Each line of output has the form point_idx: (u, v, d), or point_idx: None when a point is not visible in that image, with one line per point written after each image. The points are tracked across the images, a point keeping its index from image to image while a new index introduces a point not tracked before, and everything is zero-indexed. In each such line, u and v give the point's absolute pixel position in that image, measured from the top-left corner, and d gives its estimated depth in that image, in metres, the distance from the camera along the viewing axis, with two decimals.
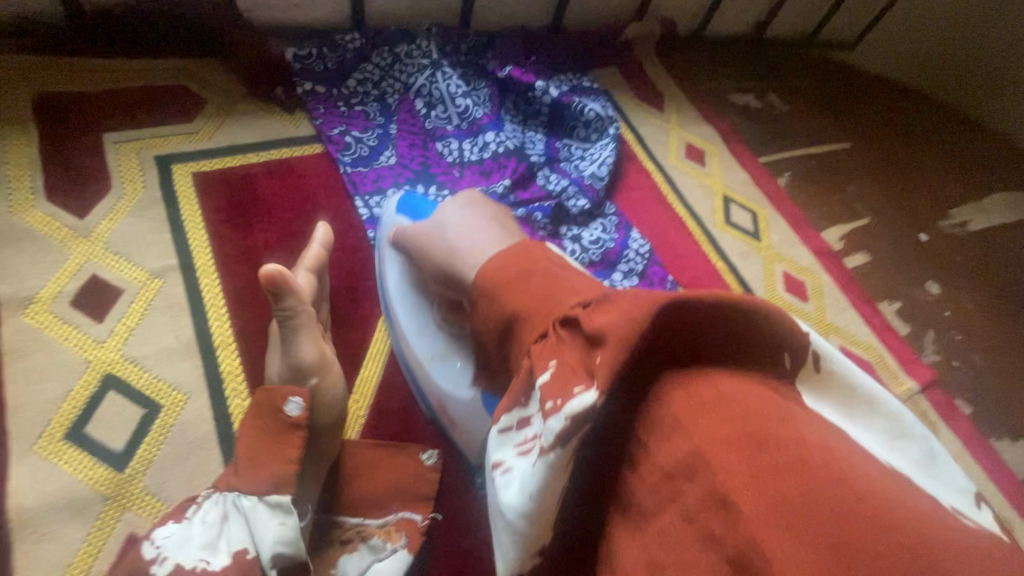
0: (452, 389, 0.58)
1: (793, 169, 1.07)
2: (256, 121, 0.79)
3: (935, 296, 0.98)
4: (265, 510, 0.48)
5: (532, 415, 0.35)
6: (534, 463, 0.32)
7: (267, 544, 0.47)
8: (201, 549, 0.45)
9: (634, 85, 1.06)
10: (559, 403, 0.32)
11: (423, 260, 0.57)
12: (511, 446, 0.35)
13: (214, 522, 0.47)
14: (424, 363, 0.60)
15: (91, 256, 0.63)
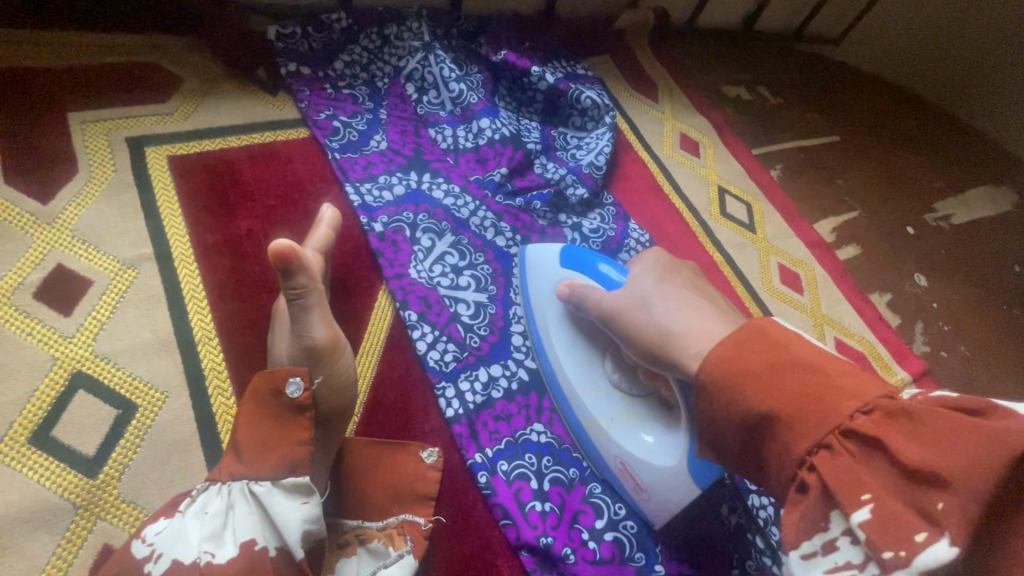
0: (643, 454, 0.55)
1: (785, 162, 1.07)
2: (237, 102, 0.74)
3: (924, 289, 0.99)
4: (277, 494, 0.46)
5: (836, 539, 0.34)
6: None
7: (287, 530, 0.45)
8: (204, 540, 0.43)
9: (628, 74, 1.04)
10: (901, 554, 0.30)
11: (624, 338, 0.52)
12: (821, 572, 0.34)
13: (217, 515, 0.45)
14: (603, 425, 0.58)
15: (57, 244, 0.58)
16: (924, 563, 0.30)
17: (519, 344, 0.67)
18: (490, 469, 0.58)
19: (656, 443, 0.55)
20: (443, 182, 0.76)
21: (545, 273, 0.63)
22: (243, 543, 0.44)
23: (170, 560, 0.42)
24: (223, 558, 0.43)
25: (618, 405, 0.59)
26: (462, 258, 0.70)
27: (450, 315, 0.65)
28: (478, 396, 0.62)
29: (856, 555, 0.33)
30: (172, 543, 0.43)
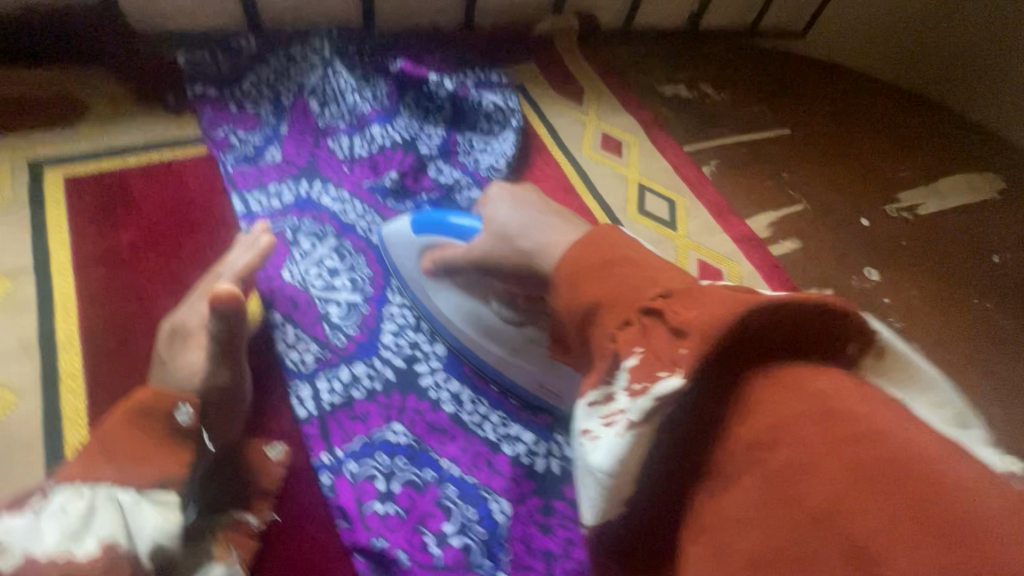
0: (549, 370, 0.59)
1: (722, 157, 1.03)
2: (143, 125, 0.79)
3: (875, 283, 0.92)
4: (142, 506, 0.45)
5: (616, 391, 0.34)
6: (621, 433, 0.32)
7: (144, 536, 0.44)
8: (61, 537, 0.41)
9: (552, 79, 1.04)
10: (646, 384, 0.32)
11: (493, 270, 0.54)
12: (596, 416, 0.34)
13: (75, 515, 0.42)
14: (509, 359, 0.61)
15: None
16: (659, 392, 0.31)
17: (389, 343, 0.65)
18: (335, 471, 0.57)
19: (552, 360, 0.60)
20: (334, 189, 0.77)
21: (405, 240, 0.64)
22: (106, 542, 0.41)
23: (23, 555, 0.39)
24: (82, 557, 0.40)
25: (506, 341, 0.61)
26: (342, 260, 0.71)
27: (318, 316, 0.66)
28: (336, 397, 0.61)
29: (624, 401, 0.33)
30: (18, 539, 0.40)
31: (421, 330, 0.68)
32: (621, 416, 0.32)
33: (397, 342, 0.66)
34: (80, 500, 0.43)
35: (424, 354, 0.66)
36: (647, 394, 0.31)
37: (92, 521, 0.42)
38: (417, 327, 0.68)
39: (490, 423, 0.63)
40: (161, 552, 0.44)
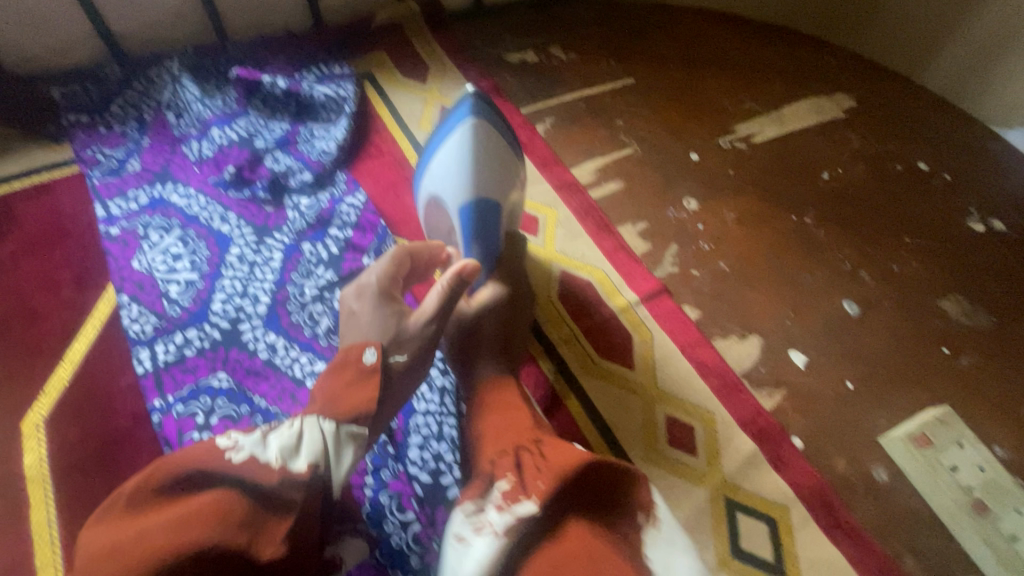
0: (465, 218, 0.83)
1: (558, 113, 1.11)
2: (26, 154, 0.94)
3: (690, 212, 0.99)
4: (342, 436, 0.55)
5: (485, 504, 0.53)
6: (493, 538, 0.50)
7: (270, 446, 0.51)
8: (282, 450, 0.51)
9: (399, 62, 1.14)
10: (511, 505, 0.52)
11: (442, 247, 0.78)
12: (467, 524, 0.52)
13: (289, 433, 0.53)
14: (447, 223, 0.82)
15: None
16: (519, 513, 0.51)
17: (217, 310, 0.80)
18: (165, 411, 0.72)
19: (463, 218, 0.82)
20: (183, 188, 0.91)
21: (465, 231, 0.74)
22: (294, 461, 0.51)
23: (247, 452, 0.50)
24: (296, 467, 0.51)
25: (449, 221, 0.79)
26: (183, 246, 0.85)
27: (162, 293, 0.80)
28: (170, 354, 0.76)
29: (493, 514, 0.52)
30: (249, 443, 0.51)
31: (245, 296, 0.81)
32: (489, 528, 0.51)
33: (224, 308, 0.80)
34: (297, 424, 0.54)
35: (248, 315, 0.80)
36: (513, 514, 0.51)
37: (303, 441, 0.53)
38: (241, 294, 0.81)
39: (298, 364, 0.77)
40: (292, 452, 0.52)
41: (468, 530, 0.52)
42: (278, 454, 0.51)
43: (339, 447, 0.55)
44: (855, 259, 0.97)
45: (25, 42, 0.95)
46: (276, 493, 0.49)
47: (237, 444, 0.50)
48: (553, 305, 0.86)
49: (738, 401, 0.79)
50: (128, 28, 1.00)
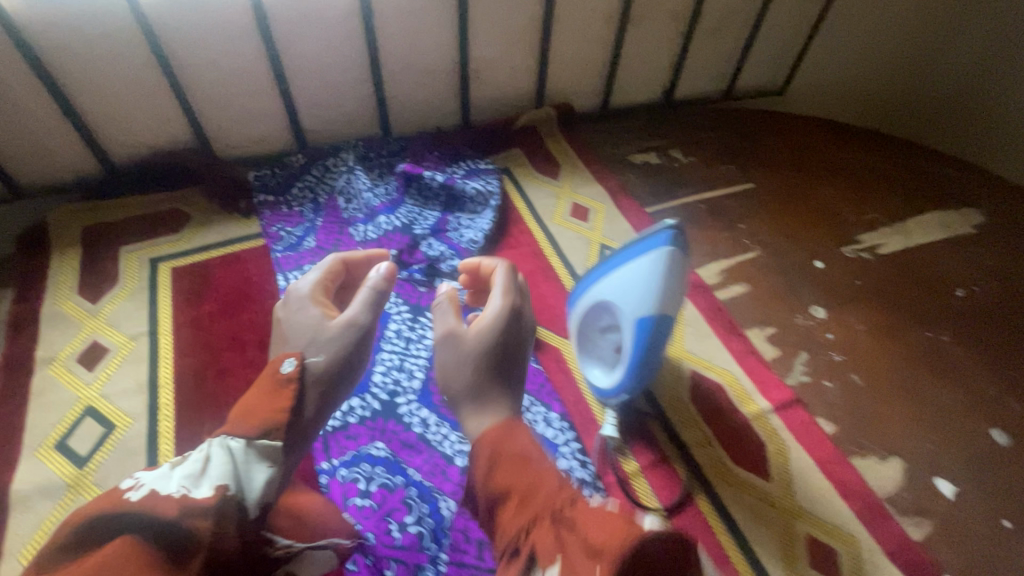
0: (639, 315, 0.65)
1: (681, 214, 1.18)
2: (223, 227, 1.10)
3: (820, 320, 1.00)
4: (250, 455, 0.62)
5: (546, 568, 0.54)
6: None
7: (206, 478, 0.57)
8: (185, 479, 0.57)
9: (534, 160, 1.26)
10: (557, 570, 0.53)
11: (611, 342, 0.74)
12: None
13: (196, 463, 0.59)
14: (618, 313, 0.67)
15: (95, 329, 0.94)
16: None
17: (377, 381, 0.88)
18: (331, 474, 0.79)
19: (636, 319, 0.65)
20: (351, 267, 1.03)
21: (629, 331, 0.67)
22: (216, 486, 0.57)
23: (148, 489, 0.56)
24: (199, 494, 0.56)
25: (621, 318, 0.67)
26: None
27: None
28: (336, 420, 0.84)
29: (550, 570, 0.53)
30: (149, 481, 0.57)
31: (402, 371, 0.89)
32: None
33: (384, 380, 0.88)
34: (204, 451, 0.61)
35: (404, 389, 0.87)
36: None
37: (207, 468, 0.59)
38: (399, 368, 0.90)
39: (449, 441, 0.83)
40: (196, 481, 0.57)
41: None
42: (182, 483, 0.56)
43: (248, 464, 0.61)
44: (999, 383, 0.94)
45: (236, 135, 1.14)
46: (176, 526, 0.52)
47: (141, 483, 0.57)
48: (685, 405, 0.88)
49: (886, 527, 0.78)
50: (315, 124, 1.18)
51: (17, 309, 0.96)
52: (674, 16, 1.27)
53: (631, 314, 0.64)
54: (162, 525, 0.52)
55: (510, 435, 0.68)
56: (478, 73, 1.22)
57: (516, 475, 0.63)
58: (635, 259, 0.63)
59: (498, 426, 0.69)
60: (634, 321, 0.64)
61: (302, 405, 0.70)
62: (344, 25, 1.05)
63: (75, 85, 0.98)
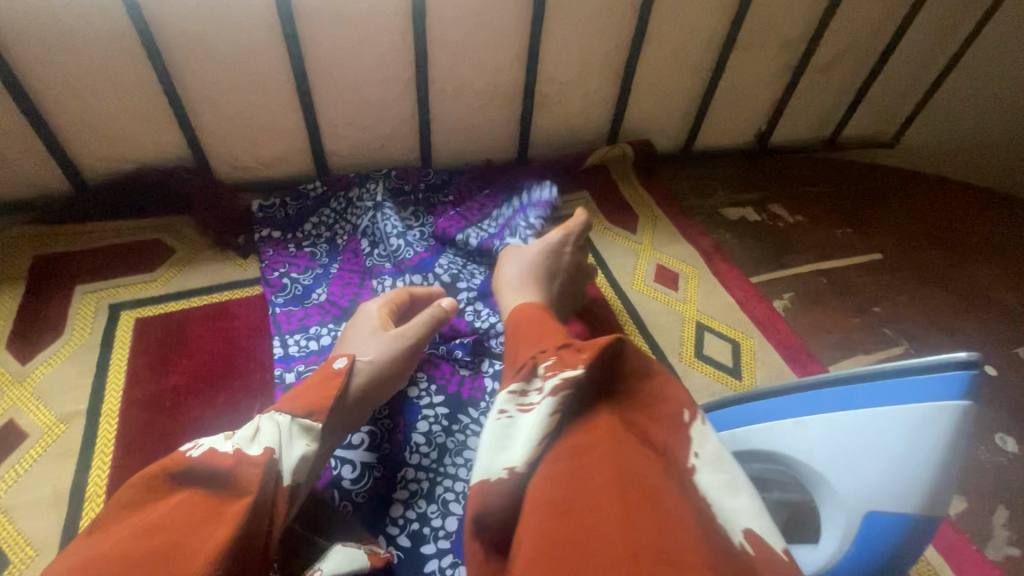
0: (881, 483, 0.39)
1: (797, 288, 0.92)
2: (212, 268, 0.86)
3: (1012, 456, 0.72)
4: (295, 430, 0.49)
5: (531, 395, 0.42)
6: (526, 406, 0.42)
7: (266, 438, 0.46)
8: (237, 438, 0.46)
9: (606, 207, 1.02)
10: (556, 375, 0.42)
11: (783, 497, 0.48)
12: (514, 400, 0.43)
13: (251, 425, 0.48)
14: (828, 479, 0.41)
15: (16, 402, 0.68)
16: (563, 381, 0.41)
17: (395, 516, 0.61)
18: None
19: (873, 485, 0.39)
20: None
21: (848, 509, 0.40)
22: (267, 448, 0.45)
23: (207, 447, 0.45)
24: (252, 452, 0.44)
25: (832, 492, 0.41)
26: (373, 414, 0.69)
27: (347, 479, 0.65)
28: None
29: (539, 391, 0.42)
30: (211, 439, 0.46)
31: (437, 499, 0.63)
32: (536, 397, 0.42)
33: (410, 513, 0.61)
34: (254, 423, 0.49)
35: (432, 533, 0.60)
36: (560, 379, 0.41)
37: (259, 431, 0.47)
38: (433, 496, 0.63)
39: None
40: (252, 445, 0.45)
41: (512, 408, 0.43)
42: (237, 440, 0.45)
43: (291, 439, 0.48)
44: None
45: (242, 153, 0.91)
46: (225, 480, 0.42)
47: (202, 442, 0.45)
48: None
49: None
50: (340, 147, 0.95)
51: None
52: (785, 46, 1.04)
53: (856, 503, 0.40)
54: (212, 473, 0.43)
55: (532, 311, 0.54)
56: (545, 98, 0.99)
57: (531, 330, 0.50)
58: (871, 410, 0.40)
59: (524, 306, 0.55)
60: (868, 509, 0.39)
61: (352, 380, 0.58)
62: (388, 27, 0.83)
63: (36, 78, 0.76)
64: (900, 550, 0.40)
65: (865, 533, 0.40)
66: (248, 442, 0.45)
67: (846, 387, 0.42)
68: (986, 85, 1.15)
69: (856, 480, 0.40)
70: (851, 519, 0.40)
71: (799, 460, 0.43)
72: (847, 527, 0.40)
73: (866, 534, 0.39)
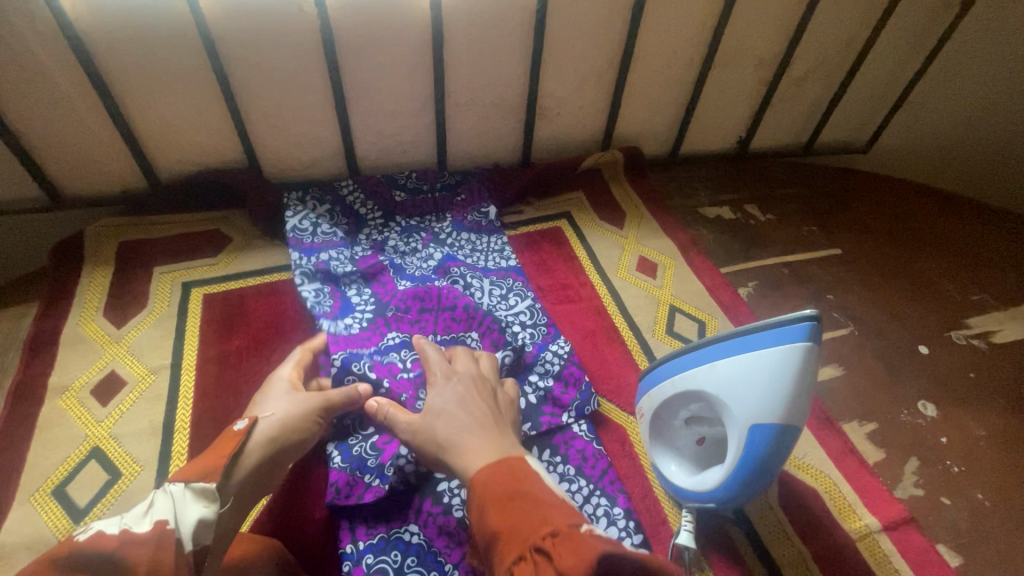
0: (757, 402, 0.52)
1: (760, 278, 1.06)
2: (263, 254, 1.03)
3: (929, 419, 0.86)
4: (188, 495, 0.58)
5: None
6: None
7: (181, 514, 0.55)
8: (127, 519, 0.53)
9: (597, 205, 1.16)
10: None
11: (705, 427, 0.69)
12: None
13: (139, 508, 0.55)
14: (724, 404, 0.55)
15: (115, 357, 0.86)
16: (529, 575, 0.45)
17: None
18: (355, 560, 0.70)
19: (753, 406, 0.53)
20: (387, 338, 0.87)
21: (737, 423, 0.54)
22: (155, 521, 0.53)
23: (95, 530, 0.51)
24: (139, 528, 0.52)
25: (729, 412, 0.55)
26: (388, 383, 0.80)
27: (367, 429, 0.79)
28: (368, 492, 0.74)
29: None
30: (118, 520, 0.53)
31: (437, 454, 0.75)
32: None
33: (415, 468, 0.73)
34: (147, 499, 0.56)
35: None
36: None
37: (152, 507, 0.55)
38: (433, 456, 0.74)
39: None
40: (155, 520, 0.53)
41: None
42: (125, 521, 0.53)
43: (182, 505, 0.56)
44: None
45: (286, 157, 1.08)
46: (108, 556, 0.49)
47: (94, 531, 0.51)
48: (775, 513, 0.75)
49: None
50: (369, 153, 1.12)
51: (38, 326, 0.89)
52: (761, 64, 1.17)
53: (745, 421, 0.53)
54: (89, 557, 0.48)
55: (494, 471, 0.57)
56: (545, 111, 1.14)
57: (504, 513, 0.52)
58: (752, 352, 0.54)
59: (493, 464, 0.57)
60: (750, 422, 0.53)
61: (242, 454, 0.66)
62: (412, 52, 0.99)
63: (129, 97, 0.93)
64: (777, 450, 0.54)
65: (753, 442, 0.53)
66: (146, 517, 0.54)
67: (734, 338, 0.55)
68: (950, 96, 1.28)
69: (740, 403, 0.54)
70: (740, 431, 0.54)
71: (709, 393, 0.57)
72: (740, 439, 0.54)
73: (753, 441, 0.53)
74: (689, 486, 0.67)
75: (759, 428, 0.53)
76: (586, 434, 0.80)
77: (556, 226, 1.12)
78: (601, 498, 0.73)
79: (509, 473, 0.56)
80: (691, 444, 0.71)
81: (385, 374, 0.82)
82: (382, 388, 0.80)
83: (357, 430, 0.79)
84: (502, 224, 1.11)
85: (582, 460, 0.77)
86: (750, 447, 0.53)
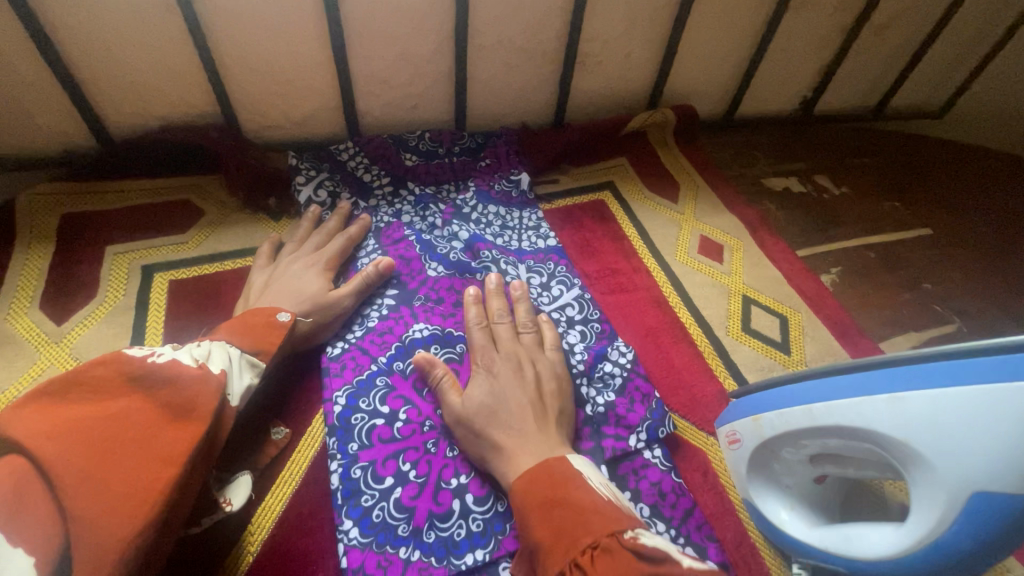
0: (991, 465, 0.38)
1: (845, 264, 0.89)
2: (244, 231, 0.84)
3: None
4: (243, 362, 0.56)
5: None
6: None
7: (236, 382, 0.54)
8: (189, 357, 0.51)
9: (646, 175, 0.98)
10: None
11: (834, 463, 0.52)
12: None
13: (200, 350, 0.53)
14: (928, 459, 0.41)
15: (54, 363, 0.68)
16: None
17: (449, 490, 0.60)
18: None
19: (981, 471, 0.39)
20: (415, 329, 0.70)
21: (950, 491, 0.40)
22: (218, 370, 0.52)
23: (169, 357, 0.50)
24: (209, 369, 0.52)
25: (935, 473, 0.41)
26: (405, 414, 0.64)
27: (384, 481, 0.59)
28: (389, 536, 0.57)
29: None
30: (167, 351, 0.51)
31: (487, 510, 0.59)
32: None
33: (466, 530, 0.58)
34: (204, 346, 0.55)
35: (476, 516, 0.59)
36: None
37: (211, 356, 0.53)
38: (485, 514, 0.59)
39: None
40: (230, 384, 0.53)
41: None
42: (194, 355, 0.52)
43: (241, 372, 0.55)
44: None
45: (272, 113, 0.88)
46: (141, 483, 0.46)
47: (159, 351, 0.51)
48: None
49: None
50: (373, 108, 0.91)
51: None
52: (842, 6, 0.98)
53: (963, 488, 0.39)
54: (176, 377, 0.49)
55: (545, 472, 0.53)
56: (586, 59, 0.94)
57: (550, 516, 0.50)
58: (1001, 390, 0.38)
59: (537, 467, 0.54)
60: (974, 491, 0.39)
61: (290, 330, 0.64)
62: None
63: (67, 32, 0.72)
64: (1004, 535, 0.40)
65: (969, 524, 0.40)
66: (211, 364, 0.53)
67: (949, 372, 0.40)
68: None
69: (959, 463, 0.39)
70: (953, 501, 0.40)
71: (895, 436, 0.42)
72: (949, 508, 0.41)
73: (972, 523, 0.40)
74: (814, 544, 0.53)
75: (986, 507, 0.39)
76: (662, 462, 0.63)
77: (599, 199, 0.94)
78: (688, 547, 0.58)
79: (558, 472, 0.54)
80: (805, 481, 0.55)
81: (404, 398, 0.65)
82: (397, 424, 0.63)
83: (367, 483, 0.59)
84: (535, 197, 0.92)
85: (661, 495, 0.61)
86: (964, 530, 0.40)
